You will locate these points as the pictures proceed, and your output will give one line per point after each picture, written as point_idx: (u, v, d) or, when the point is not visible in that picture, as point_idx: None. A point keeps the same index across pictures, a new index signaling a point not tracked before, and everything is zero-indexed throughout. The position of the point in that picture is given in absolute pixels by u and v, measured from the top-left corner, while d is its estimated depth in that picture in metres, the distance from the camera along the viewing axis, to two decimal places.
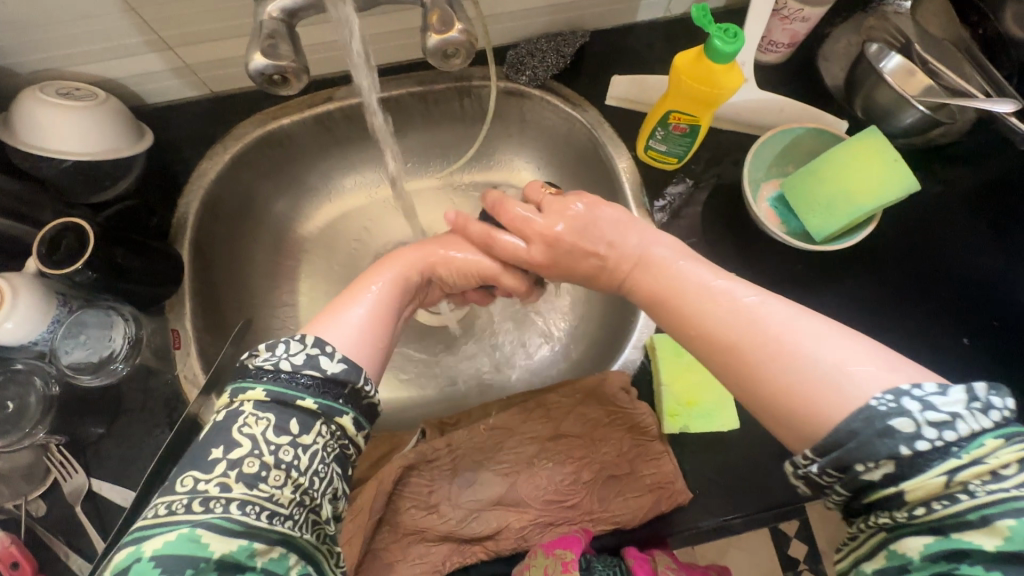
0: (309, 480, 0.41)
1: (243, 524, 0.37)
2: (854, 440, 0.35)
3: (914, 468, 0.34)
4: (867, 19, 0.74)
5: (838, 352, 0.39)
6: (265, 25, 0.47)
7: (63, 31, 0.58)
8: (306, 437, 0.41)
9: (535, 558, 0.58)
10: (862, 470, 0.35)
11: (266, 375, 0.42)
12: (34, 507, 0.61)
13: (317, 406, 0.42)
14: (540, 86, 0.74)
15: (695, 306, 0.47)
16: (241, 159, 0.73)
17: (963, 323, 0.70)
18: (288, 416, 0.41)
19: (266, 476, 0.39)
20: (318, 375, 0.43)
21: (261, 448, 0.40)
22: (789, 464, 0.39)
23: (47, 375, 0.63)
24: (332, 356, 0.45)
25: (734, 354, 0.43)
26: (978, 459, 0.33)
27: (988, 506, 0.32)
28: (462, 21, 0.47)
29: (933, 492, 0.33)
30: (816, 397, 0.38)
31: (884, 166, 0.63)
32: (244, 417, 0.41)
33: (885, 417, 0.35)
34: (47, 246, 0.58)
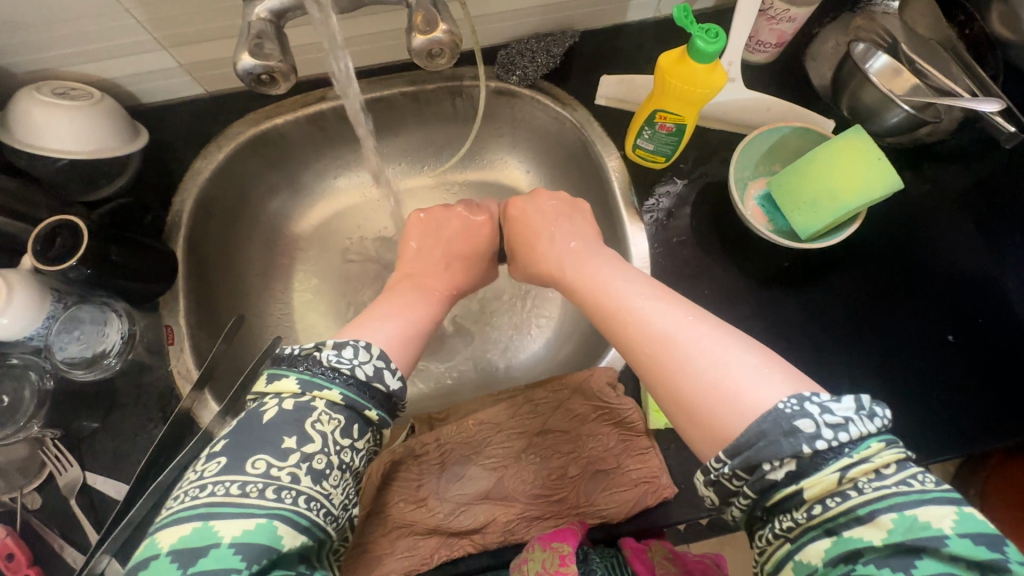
0: (353, 481, 0.47)
1: (307, 518, 0.42)
2: (763, 440, 0.38)
3: (810, 469, 0.37)
4: (855, 19, 0.75)
5: (746, 361, 0.42)
6: (252, 26, 0.48)
7: (58, 31, 0.59)
8: (361, 442, 0.47)
9: (532, 552, 0.56)
10: (767, 470, 0.37)
11: (341, 377, 0.46)
12: (29, 500, 0.62)
13: (376, 416, 0.47)
14: (531, 86, 0.75)
15: (626, 314, 0.49)
16: (235, 158, 0.74)
17: (949, 321, 0.71)
18: (353, 421, 0.46)
19: (329, 474, 0.44)
20: (382, 389, 0.48)
21: (329, 446, 0.44)
22: (703, 473, 0.41)
23: (42, 369, 0.64)
24: (394, 372, 0.49)
25: (663, 352, 0.45)
26: (866, 458, 0.36)
27: (876, 501, 0.35)
28: (446, 21, 0.48)
29: (828, 489, 0.36)
30: (728, 403, 0.40)
31: (866, 164, 0.64)
32: (317, 413, 0.44)
33: (790, 419, 0.37)
34: (42, 243, 0.59)
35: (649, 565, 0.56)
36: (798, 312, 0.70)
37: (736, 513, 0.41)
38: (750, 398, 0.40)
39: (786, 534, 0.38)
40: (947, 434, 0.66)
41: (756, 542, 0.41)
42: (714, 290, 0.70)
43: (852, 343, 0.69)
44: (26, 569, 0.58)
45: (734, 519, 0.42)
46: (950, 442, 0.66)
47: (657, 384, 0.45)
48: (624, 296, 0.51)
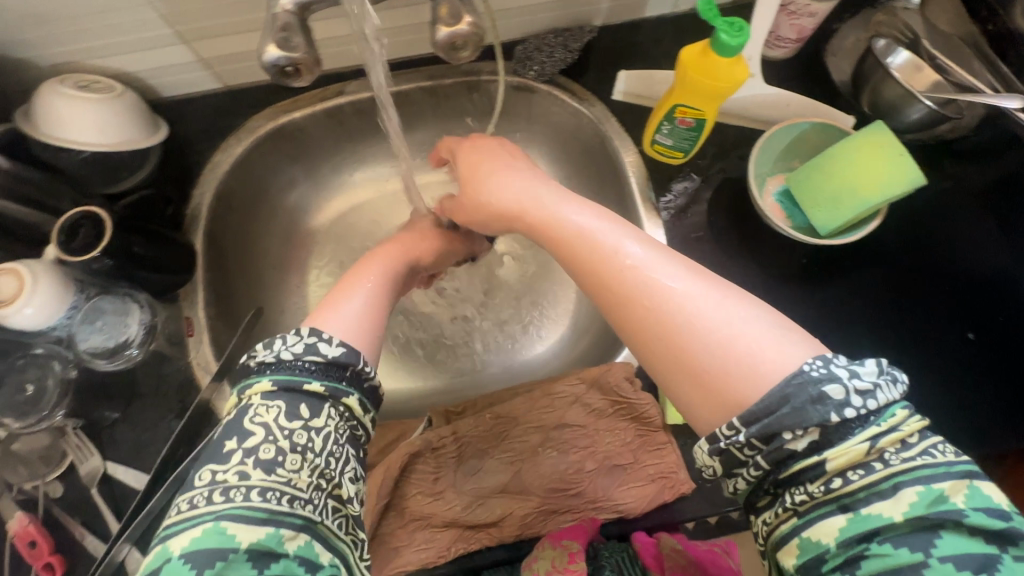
0: (326, 462, 0.41)
1: (265, 510, 0.38)
2: (787, 406, 0.36)
3: (834, 438, 0.35)
4: (876, 15, 0.75)
5: (753, 320, 0.40)
6: (278, 17, 0.48)
7: (83, 25, 0.60)
8: (318, 420, 0.42)
9: (541, 549, 0.58)
10: (787, 439, 0.36)
11: (269, 367, 0.43)
12: (51, 488, 0.62)
13: (324, 389, 0.43)
14: (548, 81, 0.75)
15: (618, 273, 0.44)
16: (253, 152, 0.74)
17: (969, 318, 0.70)
18: (297, 402, 0.42)
19: (284, 461, 0.40)
20: (320, 359, 0.44)
21: (274, 433, 0.41)
22: (709, 442, 0.39)
23: (66, 359, 0.64)
24: (331, 341, 0.45)
25: (668, 323, 0.41)
26: (894, 426, 0.35)
27: (900, 474, 0.35)
28: (471, 13, 0.48)
29: (853, 461, 0.35)
30: (743, 369, 0.38)
31: (888, 161, 0.63)
32: (253, 407, 0.41)
33: (817, 383, 0.36)
34: (66, 234, 0.59)
35: (660, 558, 0.60)
36: (815, 309, 0.70)
37: (739, 486, 0.39)
38: (766, 362, 0.38)
39: (795, 508, 0.37)
40: (963, 432, 0.66)
41: (757, 517, 0.40)
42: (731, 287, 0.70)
43: (870, 341, 0.69)
44: (48, 555, 0.59)
45: (733, 492, 0.40)
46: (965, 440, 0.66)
47: (658, 351, 0.41)
48: (607, 253, 0.45)
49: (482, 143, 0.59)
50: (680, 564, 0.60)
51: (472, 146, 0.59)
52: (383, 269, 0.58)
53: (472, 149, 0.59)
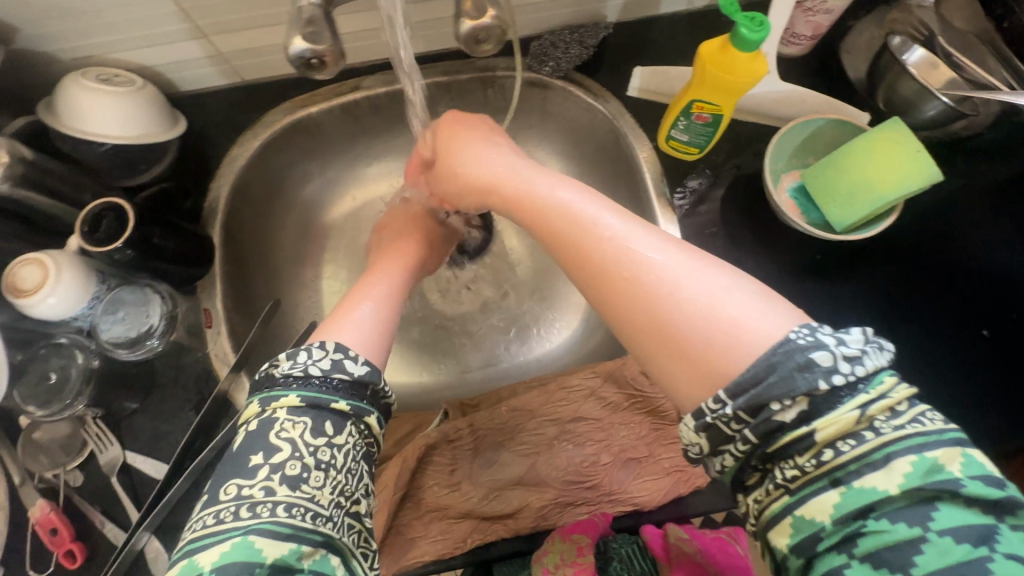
0: (346, 478, 0.42)
1: (290, 526, 0.38)
2: (775, 374, 0.36)
3: (823, 408, 0.35)
4: (890, 12, 0.73)
5: (734, 292, 0.40)
6: (303, 10, 0.48)
7: (107, 19, 0.61)
8: (341, 437, 0.43)
9: (552, 543, 0.62)
10: (776, 410, 0.36)
11: (296, 381, 0.44)
12: (72, 477, 0.63)
13: (348, 407, 0.44)
14: (563, 77, 0.75)
15: (601, 249, 0.43)
16: (271, 146, 0.74)
17: (983, 315, 0.70)
18: (323, 419, 0.43)
19: (308, 478, 0.40)
20: (346, 377, 0.45)
21: (301, 450, 0.41)
22: (695, 417, 0.38)
23: (88, 349, 0.65)
24: (356, 359, 0.46)
25: (650, 298, 0.41)
26: (883, 394, 0.36)
27: (892, 444, 0.35)
28: (494, 7, 0.48)
29: (843, 431, 0.35)
30: (728, 341, 0.38)
31: (903, 155, 0.64)
32: (280, 422, 0.42)
33: (804, 351, 0.36)
34: (89, 225, 0.60)
35: (666, 548, 0.65)
36: (829, 304, 0.70)
37: (727, 462, 0.39)
38: (751, 331, 0.38)
39: (786, 485, 0.36)
40: (975, 428, 0.67)
41: (748, 497, 0.39)
42: None
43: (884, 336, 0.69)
44: (69, 543, 0.60)
45: (721, 471, 0.40)
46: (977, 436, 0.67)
47: (643, 327, 0.41)
48: (587, 230, 0.44)
49: (464, 119, 0.57)
50: (685, 553, 0.65)
51: (453, 122, 0.57)
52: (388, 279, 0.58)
53: (452, 124, 0.57)
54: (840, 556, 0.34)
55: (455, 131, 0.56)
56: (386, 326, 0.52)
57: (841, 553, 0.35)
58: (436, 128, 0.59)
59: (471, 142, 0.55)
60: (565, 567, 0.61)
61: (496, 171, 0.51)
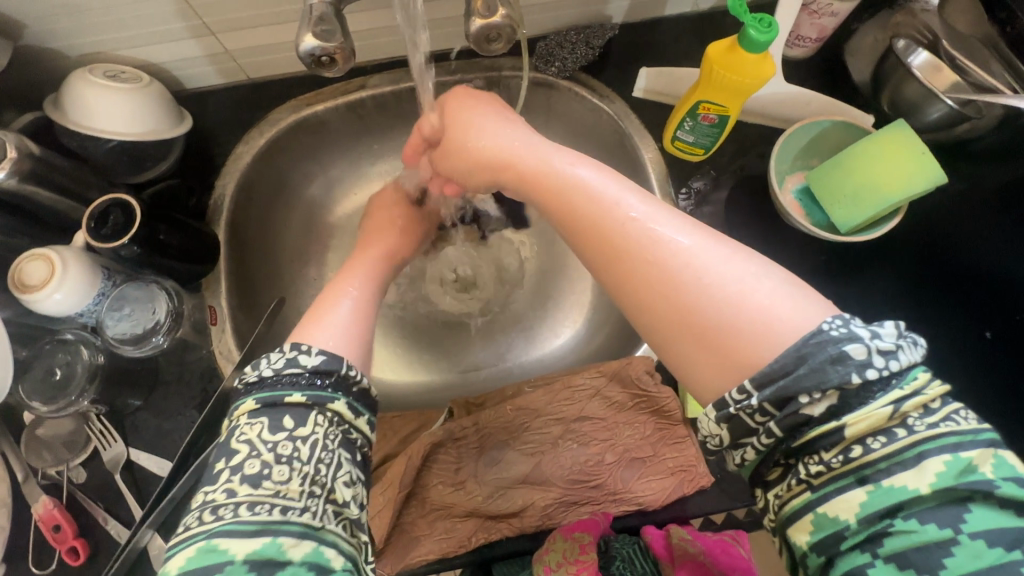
0: (315, 468, 0.40)
1: (256, 522, 0.37)
2: (806, 368, 0.35)
3: (854, 404, 0.35)
4: (895, 15, 0.74)
5: (763, 279, 0.40)
6: (314, 8, 0.49)
7: (114, 15, 0.61)
8: (302, 429, 0.41)
9: (553, 540, 0.62)
10: (805, 403, 0.36)
11: (252, 387, 0.43)
12: (75, 474, 0.63)
13: (307, 398, 0.42)
14: (569, 77, 0.76)
15: (623, 232, 0.43)
16: (276, 143, 0.74)
17: (987, 317, 0.71)
18: (280, 415, 0.42)
19: (271, 473, 0.39)
20: (301, 370, 0.44)
21: (258, 449, 0.40)
22: (717, 408, 0.38)
23: (93, 346, 0.65)
24: (310, 351, 0.45)
25: (672, 284, 0.41)
26: (917, 390, 0.36)
27: (926, 442, 0.35)
28: (505, 6, 0.49)
29: (874, 427, 0.35)
30: (755, 330, 0.38)
31: (911, 158, 0.64)
32: (240, 428, 0.42)
33: (837, 343, 0.35)
34: (95, 220, 0.60)
35: (669, 548, 0.65)
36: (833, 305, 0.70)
37: (747, 456, 0.39)
38: (779, 321, 0.38)
39: (809, 482, 0.37)
40: None
41: (767, 491, 0.39)
42: None
43: None
44: (73, 540, 0.59)
45: (740, 464, 0.40)
46: None
47: (665, 313, 0.41)
48: (609, 213, 0.45)
49: (474, 95, 0.57)
50: (688, 552, 0.64)
51: (461, 99, 0.57)
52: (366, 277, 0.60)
53: (458, 101, 0.57)
54: (864, 554, 0.35)
55: (464, 106, 0.56)
56: (360, 321, 0.52)
57: (865, 552, 0.35)
58: (441, 104, 0.59)
59: (481, 119, 0.54)
60: (567, 565, 0.60)
61: (509, 149, 0.51)
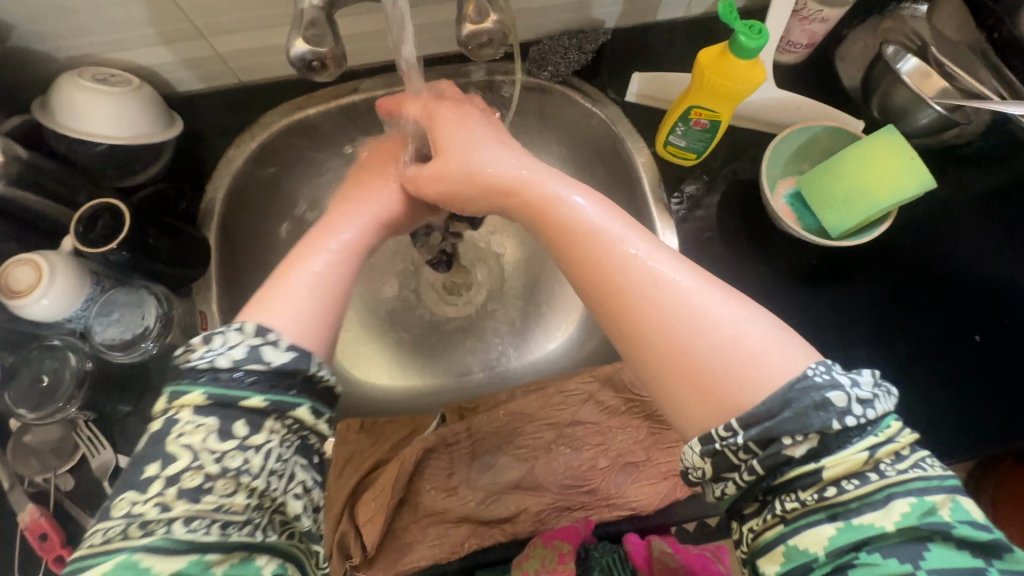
0: (264, 481, 0.39)
1: (187, 542, 0.36)
2: (790, 411, 0.36)
3: (834, 447, 0.36)
4: (884, 22, 0.75)
5: (756, 325, 0.40)
6: (305, 13, 0.48)
7: (103, 17, 0.60)
8: (256, 437, 0.39)
9: (533, 548, 0.59)
10: (787, 444, 0.36)
11: (204, 377, 0.39)
12: (62, 481, 0.62)
13: (267, 403, 0.40)
14: (562, 82, 0.76)
15: (620, 268, 0.44)
16: (268, 147, 0.74)
17: (975, 320, 0.71)
18: (233, 419, 0.39)
19: (214, 486, 0.37)
20: (262, 367, 0.40)
21: (204, 456, 0.38)
22: (703, 442, 0.38)
23: (82, 351, 0.63)
24: (278, 344, 0.41)
25: (661, 319, 0.41)
26: (890, 438, 0.37)
27: (894, 485, 0.35)
28: (497, 11, 0.49)
29: (850, 470, 0.36)
30: (743, 371, 0.38)
31: (898, 168, 0.65)
32: (182, 425, 0.39)
33: (821, 389, 0.36)
34: (83, 225, 0.59)
35: (649, 560, 0.60)
36: (823, 310, 0.71)
37: (727, 490, 0.39)
38: (768, 366, 0.38)
39: (783, 516, 0.37)
40: (966, 435, 0.68)
41: (743, 524, 0.40)
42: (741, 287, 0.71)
43: (878, 341, 0.70)
44: (60, 549, 0.59)
45: (719, 497, 0.40)
46: (966, 440, 0.68)
47: (654, 349, 0.41)
48: (602, 246, 0.45)
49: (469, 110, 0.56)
50: (668, 567, 0.60)
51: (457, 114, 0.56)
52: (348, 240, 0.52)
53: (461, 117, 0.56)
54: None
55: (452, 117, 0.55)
56: (328, 301, 0.46)
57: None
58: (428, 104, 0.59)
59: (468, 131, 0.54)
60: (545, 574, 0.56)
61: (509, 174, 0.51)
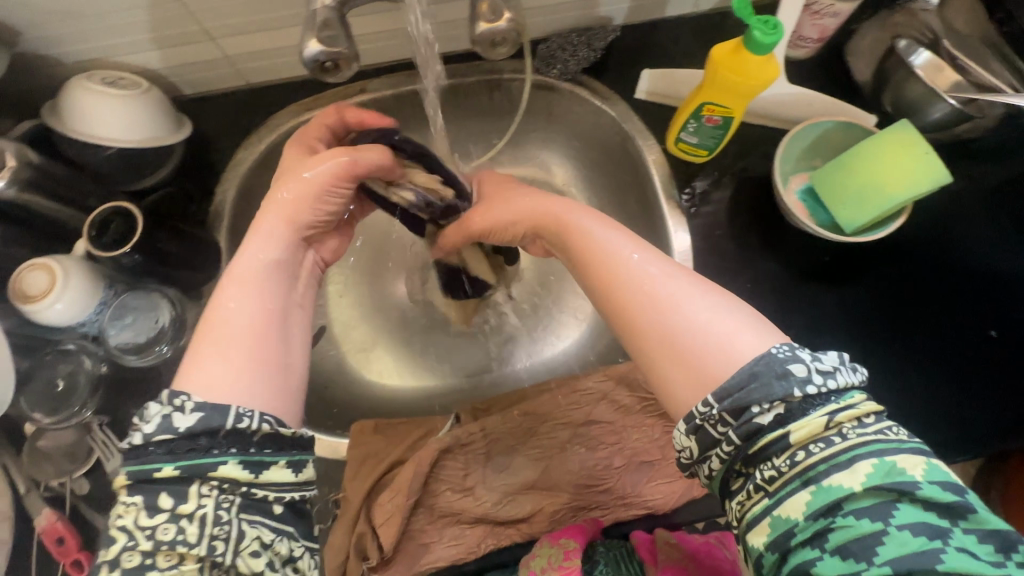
0: (204, 548, 0.37)
1: None
2: (755, 381, 0.37)
3: (798, 413, 0.37)
4: (894, 16, 0.74)
5: (734, 314, 0.41)
6: (317, 14, 0.48)
7: (112, 21, 0.60)
8: (186, 506, 0.37)
9: (540, 547, 0.59)
10: (756, 413, 0.37)
11: (126, 456, 0.38)
12: (78, 485, 0.62)
13: (182, 471, 0.37)
14: (570, 80, 0.75)
15: (618, 268, 0.45)
16: (277, 148, 0.74)
17: (990, 315, 0.71)
18: (157, 493, 0.38)
19: (156, 561, 0.37)
20: (172, 436, 0.38)
21: (137, 536, 0.37)
22: (686, 421, 0.39)
23: (96, 355, 0.64)
24: (186, 407, 0.39)
25: (661, 320, 0.42)
26: (850, 404, 0.37)
27: (858, 447, 0.35)
28: (510, 9, 0.48)
29: (813, 434, 0.36)
30: (720, 352, 0.39)
31: (913, 159, 0.64)
32: (118, 508, 0.38)
33: (784, 362, 0.37)
34: (96, 229, 0.59)
35: (655, 552, 0.59)
36: (836, 306, 0.70)
37: (713, 467, 0.40)
38: (743, 346, 0.39)
39: (765, 487, 0.37)
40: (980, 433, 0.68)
41: (732, 502, 0.40)
42: (753, 283, 0.71)
43: (892, 336, 0.70)
44: (76, 553, 0.59)
45: (711, 477, 0.41)
46: (979, 438, 0.68)
47: (656, 346, 0.42)
48: (615, 259, 0.46)
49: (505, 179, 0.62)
50: (674, 559, 0.58)
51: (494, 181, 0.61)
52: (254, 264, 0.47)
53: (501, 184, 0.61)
54: (813, 550, 0.35)
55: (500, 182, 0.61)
56: (249, 352, 0.42)
57: (813, 548, 0.35)
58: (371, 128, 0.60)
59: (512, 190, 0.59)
60: (552, 571, 0.56)
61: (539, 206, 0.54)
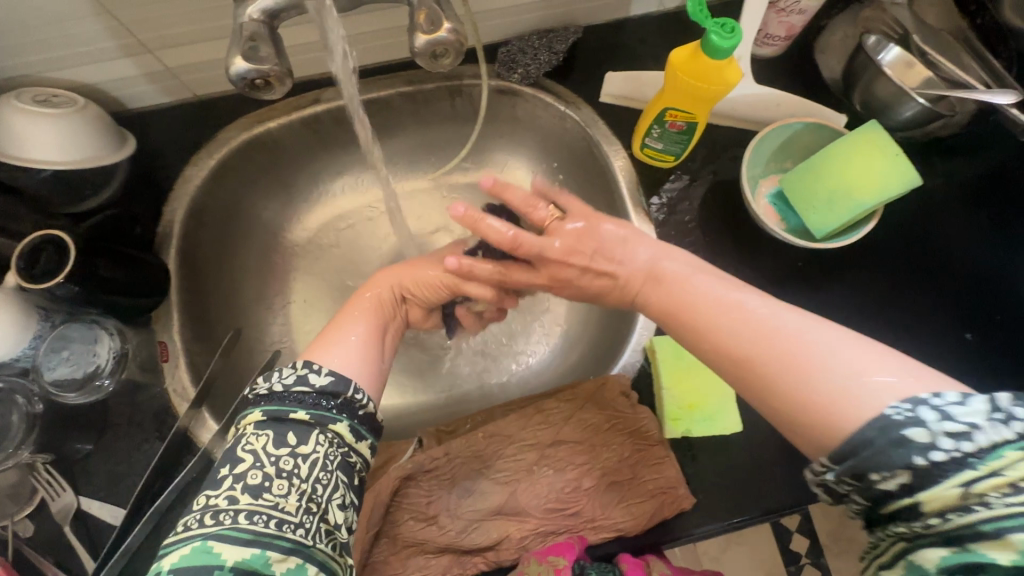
0: (312, 487, 0.42)
1: (251, 531, 0.39)
2: (868, 449, 0.36)
3: (930, 480, 0.34)
4: (864, 10, 0.72)
5: (851, 363, 0.39)
6: (244, 27, 0.45)
7: (38, 35, 0.56)
8: (304, 446, 0.43)
9: (526, 565, 0.56)
10: (876, 479, 0.35)
11: (262, 400, 0.45)
12: (21, 527, 0.59)
13: (310, 417, 0.44)
14: (533, 84, 0.72)
15: (718, 319, 0.46)
16: (227, 164, 0.71)
17: (965, 319, 0.68)
18: (285, 430, 0.43)
19: (270, 486, 0.41)
20: (309, 389, 0.46)
21: (262, 460, 0.42)
22: (813, 473, 0.40)
23: (29, 392, 0.60)
24: (321, 371, 0.47)
25: (749, 367, 0.43)
26: (996, 471, 0.32)
27: (1004, 519, 0.31)
28: (450, 19, 0.46)
29: (947, 504, 0.33)
30: (829, 400, 0.39)
31: (885, 161, 0.62)
32: (246, 437, 0.44)
33: (900, 427, 0.35)
34: (26, 259, 0.56)
35: None
36: (813, 312, 0.68)
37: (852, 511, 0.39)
38: (853, 396, 0.38)
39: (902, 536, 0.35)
40: None
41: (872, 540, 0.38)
42: None
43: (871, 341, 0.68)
44: None
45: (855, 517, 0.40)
46: None
47: (758, 394, 0.43)
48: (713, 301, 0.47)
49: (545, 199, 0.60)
50: None
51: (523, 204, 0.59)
52: (368, 311, 0.57)
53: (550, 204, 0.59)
54: None
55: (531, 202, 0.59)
56: (365, 358, 0.52)
57: None
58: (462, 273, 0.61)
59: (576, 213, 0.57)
60: None
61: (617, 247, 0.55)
